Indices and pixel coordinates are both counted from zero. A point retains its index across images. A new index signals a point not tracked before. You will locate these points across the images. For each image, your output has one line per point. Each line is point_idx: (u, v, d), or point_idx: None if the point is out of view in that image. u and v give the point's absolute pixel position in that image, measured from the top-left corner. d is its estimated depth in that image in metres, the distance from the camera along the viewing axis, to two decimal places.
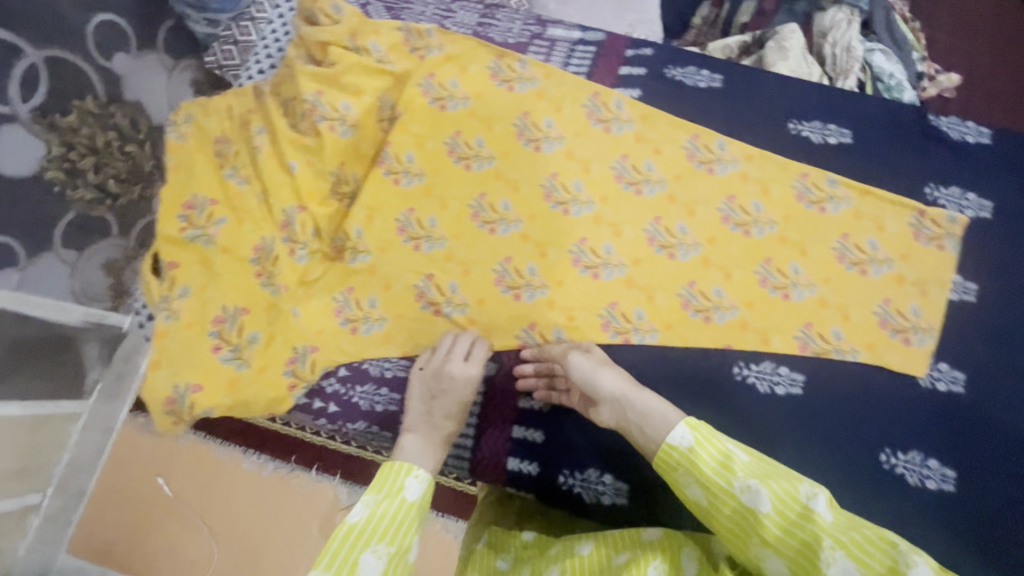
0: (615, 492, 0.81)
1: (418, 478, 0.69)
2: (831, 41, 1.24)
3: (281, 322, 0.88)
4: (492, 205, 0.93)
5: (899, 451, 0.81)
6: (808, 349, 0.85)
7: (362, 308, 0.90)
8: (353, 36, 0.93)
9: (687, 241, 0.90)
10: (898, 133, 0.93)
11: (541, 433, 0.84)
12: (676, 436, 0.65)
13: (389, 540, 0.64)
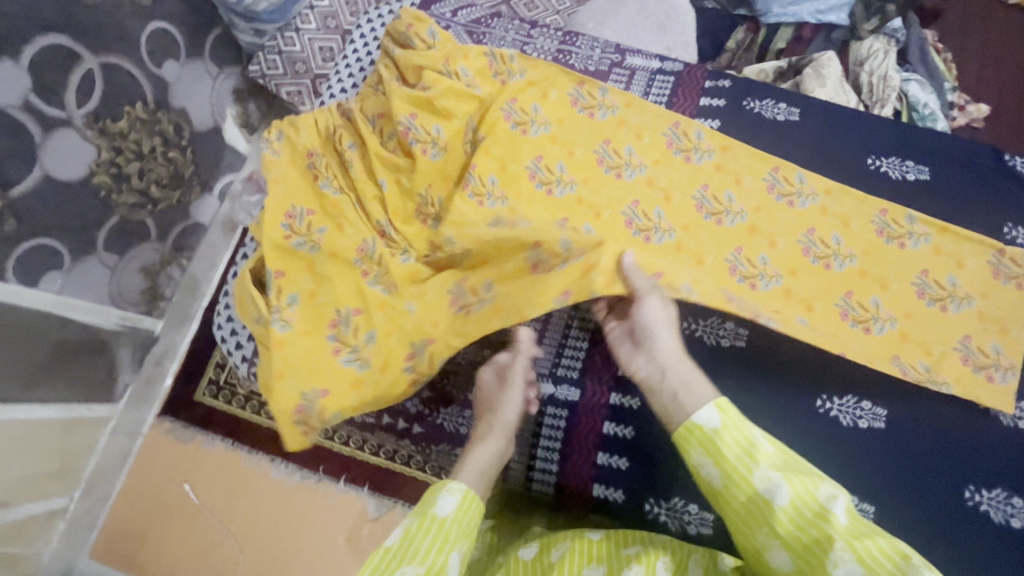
0: (701, 522, 0.80)
1: (451, 493, 0.68)
2: (867, 70, 1.28)
3: (396, 318, 0.90)
4: (574, 228, 0.92)
5: (983, 488, 0.82)
6: (908, 377, 0.85)
7: (477, 294, 0.88)
8: (445, 61, 0.95)
9: (768, 271, 0.91)
10: (973, 172, 0.96)
11: (626, 461, 0.84)
12: (703, 416, 0.64)
13: (420, 561, 0.62)
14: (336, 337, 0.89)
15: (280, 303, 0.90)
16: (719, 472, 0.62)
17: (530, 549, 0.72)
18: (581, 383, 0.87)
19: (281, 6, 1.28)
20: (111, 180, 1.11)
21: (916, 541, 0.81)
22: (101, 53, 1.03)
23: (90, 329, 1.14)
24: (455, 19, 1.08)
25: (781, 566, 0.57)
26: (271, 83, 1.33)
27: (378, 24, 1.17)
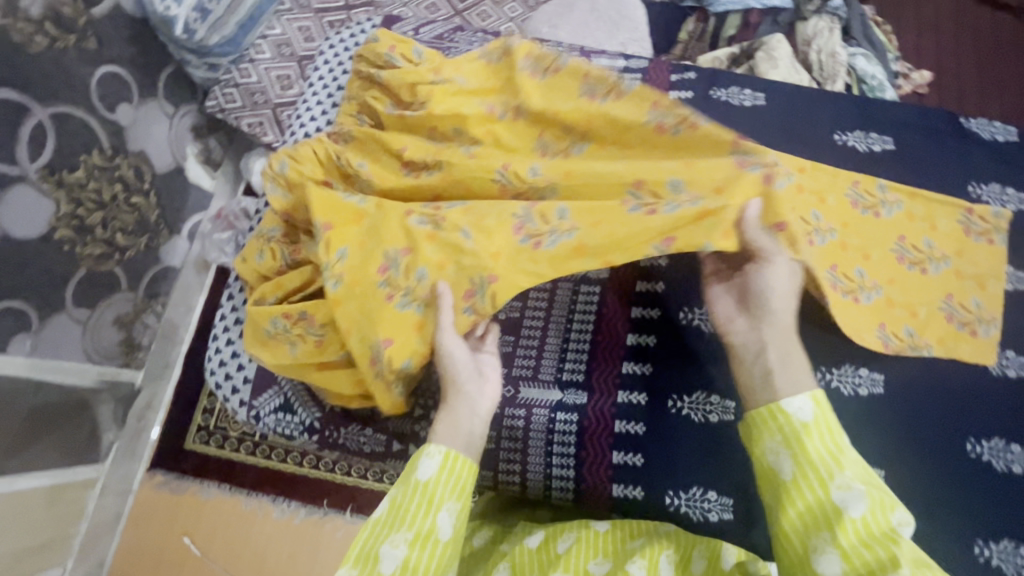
0: (722, 508, 0.82)
1: (430, 456, 0.65)
2: (816, 49, 1.32)
3: (454, 247, 0.76)
4: (655, 189, 0.74)
5: (983, 439, 0.85)
6: (888, 348, 0.87)
7: (548, 222, 0.75)
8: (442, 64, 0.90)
9: None
10: (933, 137, 1.00)
11: (641, 457, 0.84)
12: (797, 406, 0.62)
13: (409, 527, 0.61)
14: (386, 283, 0.77)
15: (330, 257, 0.80)
16: (793, 464, 0.60)
17: (535, 537, 0.78)
18: (585, 386, 0.88)
19: (232, 39, 1.26)
20: (74, 233, 1.07)
21: (924, 498, 0.83)
22: (50, 103, 1.00)
23: (66, 390, 1.10)
24: (418, 36, 1.09)
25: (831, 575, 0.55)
26: (230, 116, 1.32)
27: (341, 49, 1.13)
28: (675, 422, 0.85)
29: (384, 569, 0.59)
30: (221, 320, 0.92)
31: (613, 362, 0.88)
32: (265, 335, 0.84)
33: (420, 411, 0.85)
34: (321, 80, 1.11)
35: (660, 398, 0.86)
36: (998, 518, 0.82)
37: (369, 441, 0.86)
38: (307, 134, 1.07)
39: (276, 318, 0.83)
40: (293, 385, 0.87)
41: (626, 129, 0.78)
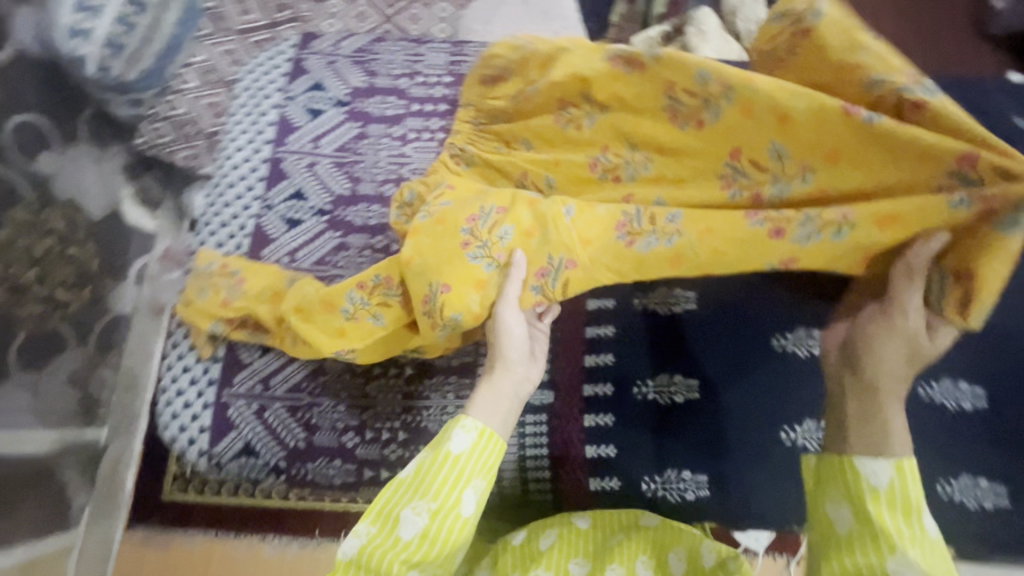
0: (697, 486, 0.84)
1: (465, 430, 0.66)
2: (742, 19, 1.34)
3: (552, 223, 0.70)
4: (756, 160, 0.67)
5: (932, 381, 0.85)
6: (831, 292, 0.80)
7: (654, 223, 0.69)
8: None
9: (784, 172, 0.66)
10: None
11: (613, 448, 0.84)
12: (877, 471, 0.61)
13: (432, 497, 0.63)
14: (469, 231, 0.72)
15: (433, 205, 0.78)
16: (852, 519, 0.62)
17: (519, 535, 0.81)
18: (550, 384, 0.89)
19: (149, 72, 1.28)
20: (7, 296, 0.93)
21: None
22: None
23: (21, 460, 1.03)
24: (340, 50, 1.04)
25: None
26: (162, 150, 1.34)
27: (257, 68, 1.04)
28: (643, 408, 0.86)
29: (403, 534, 0.62)
30: (168, 370, 0.87)
31: (575, 356, 0.89)
32: (335, 324, 0.79)
33: (388, 435, 0.85)
34: (239, 103, 1.01)
35: (625, 385, 0.87)
36: (958, 455, 0.84)
37: (338, 473, 0.84)
38: (234, 164, 0.97)
39: (352, 291, 0.78)
40: (253, 428, 0.85)
41: (790, 94, 0.63)
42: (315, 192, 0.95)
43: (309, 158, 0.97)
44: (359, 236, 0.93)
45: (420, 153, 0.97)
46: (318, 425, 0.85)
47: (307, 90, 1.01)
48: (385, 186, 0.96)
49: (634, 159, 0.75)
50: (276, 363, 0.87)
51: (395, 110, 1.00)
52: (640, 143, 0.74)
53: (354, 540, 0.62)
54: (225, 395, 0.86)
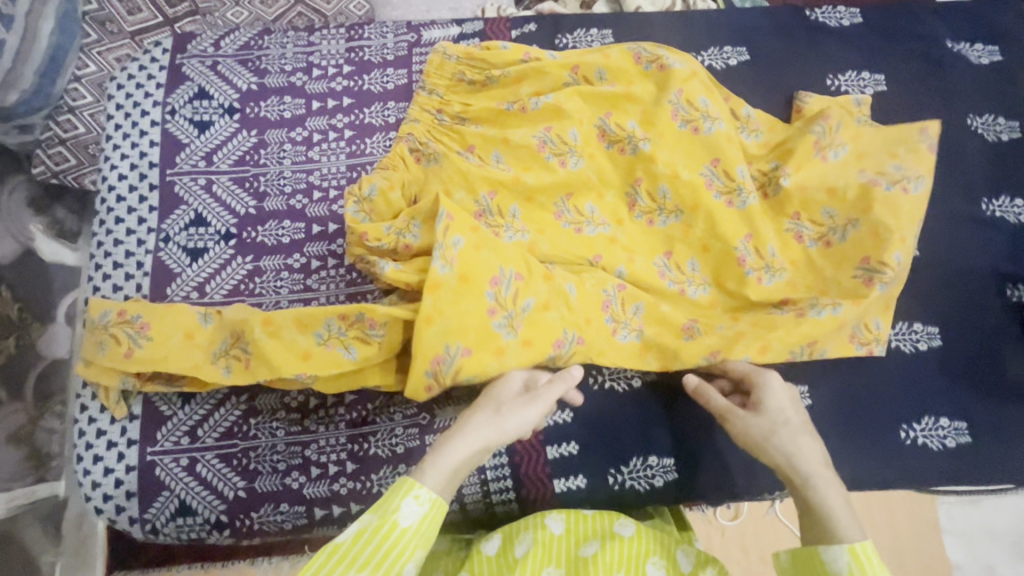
0: (665, 471, 0.80)
1: (418, 499, 0.60)
2: None
3: (559, 295, 0.76)
4: (679, 264, 0.84)
5: (888, 326, 0.86)
6: (745, 262, 0.82)
7: (626, 312, 0.81)
8: (682, 91, 0.85)
9: (697, 278, 0.84)
10: (787, 35, 0.97)
11: (575, 445, 0.80)
12: (834, 556, 0.61)
13: (371, 572, 0.56)
14: (495, 297, 0.72)
15: (444, 240, 0.72)
16: None
17: (492, 543, 0.76)
18: None
19: (39, 90, 1.04)
20: None
21: (846, 397, 0.84)
22: None
23: None
24: (221, 50, 0.92)
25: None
26: (69, 177, 1.09)
27: (127, 81, 0.91)
28: (601, 398, 0.82)
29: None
30: (81, 438, 0.78)
31: None
32: (301, 344, 0.74)
33: (336, 469, 0.78)
34: (114, 124, 0.89)
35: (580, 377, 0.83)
36: (914, 398, 0.83)
37: (287, 516, 0.78)
38: (119, 195, 0.86)
39: (331, 318, 0.74)
40: (185, 484, 0.77)
41: (715, 234, 0.83)
42: (216, 214, 0.85)
43: (204, 177, 0.87)
44: (272, 258, 0.84)
45: (328, 157, 0.88)
46: (257, 469, 0.78)
47: (190, 100, 0.89)
48: (294, 198, 0.87)
49: (595, 218, 0.85)
50: (201, 410, 0.79)
51: (293, 111, 0.90)
52: (602, 211, 0.85)
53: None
54: (149, 454, 0.78)
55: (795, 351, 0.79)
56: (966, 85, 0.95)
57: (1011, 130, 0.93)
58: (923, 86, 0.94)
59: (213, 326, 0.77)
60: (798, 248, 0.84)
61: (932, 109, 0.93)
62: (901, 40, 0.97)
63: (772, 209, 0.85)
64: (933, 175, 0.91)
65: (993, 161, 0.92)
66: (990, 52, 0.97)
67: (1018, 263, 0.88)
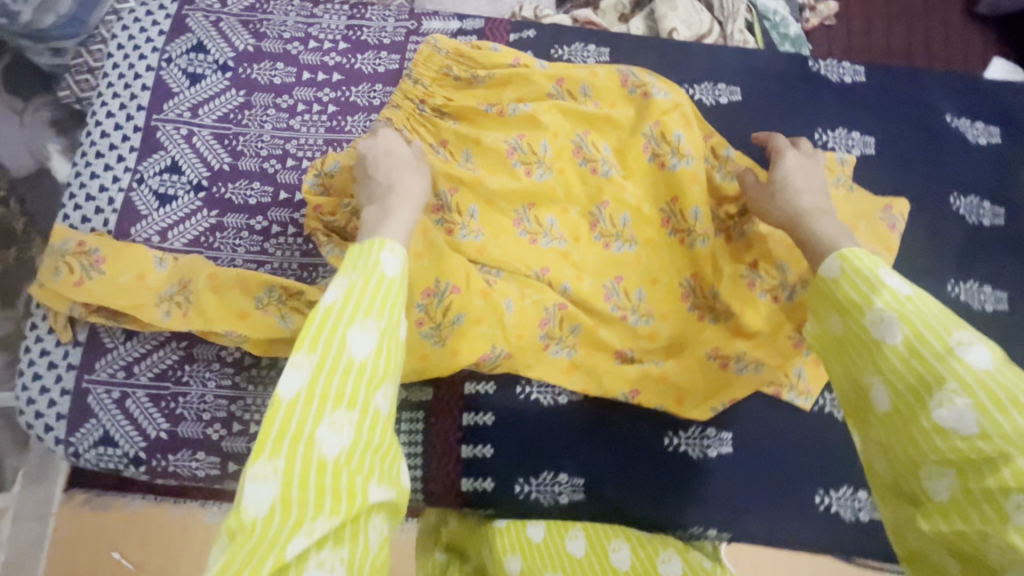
0: (572, 489, 0.82)
1: (392, 252, 0.59)
2: None
3: (493, 312, 0.78)
4: (627, 291, 0.84)
5: (828, 391, 0.85)
6: (689, 300, 0.85)
7: (563, 328, 0.82)
8: (658, 123, 0.85)
9: (642, 308, 0.84)
10: (786, 82, 0.96)
11: (491, 448, 0.82)
12: (828, 267, 0.58)
13: (378, 315, 0.55)
14: (423, 308, 0.78)
15: None
16: (838, 319, 0.57)
17: None
18: (433, 381, 0.84)
19: (74, 17, 1.06)
20: None
21: (770, 453, 0.83)
22: None
23: None
24: (226, 7, 0.95)
25: (879, 405, 0.53)
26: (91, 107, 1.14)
27: (131, 22, 0.94)
28: (525, 408, 0.83)
29: (355, 353, 0.53)
30: (25, 354, 0.82)
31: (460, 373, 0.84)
32: (239, 305, 0.75)
33: (257, 428, 0.81)
34: (111, 62, 0.92)
35: (509, 384, 0.83)
36: (837, 467, 0.83)
37: (202, 465, 0.80)
38: (104, 130, 0.89)
39: (273, 286, 0.76)
40: (112, 417, 0.80)
41: (662, 265, 0.85)
42: (192, 165, 0.88)
43: (186, 128, 0.89)
44: (236, 216, 0.87)
45: (307, 128, 0.90)
46: (182, 415, 0.81)
47: (187, 51, 0.92)
48: (267, 162, 0.89)
49: (554, 231, 0.85)
50: (142, 348, 0.82)
51: (284, 78, 0.92)
52: (562, 224, 0.86)
53: (296, 375, 0.51)
54: (85, 381, 0.81)
55: (715, 408, 0.82)
56: (959, 162, 0.93)
57: (994, 216, 0.91)
58: (914, 156, 0.93)
59: (167, 271, 0.80)
60: (750, 299, 0.83)
61: (920, 180, 0.92)
62: (900, 107, 0.95)
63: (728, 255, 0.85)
64: (907, 247, 0.90)
65: (970, 244, 0.90)
66: (990, 133, 0.95)
67: None
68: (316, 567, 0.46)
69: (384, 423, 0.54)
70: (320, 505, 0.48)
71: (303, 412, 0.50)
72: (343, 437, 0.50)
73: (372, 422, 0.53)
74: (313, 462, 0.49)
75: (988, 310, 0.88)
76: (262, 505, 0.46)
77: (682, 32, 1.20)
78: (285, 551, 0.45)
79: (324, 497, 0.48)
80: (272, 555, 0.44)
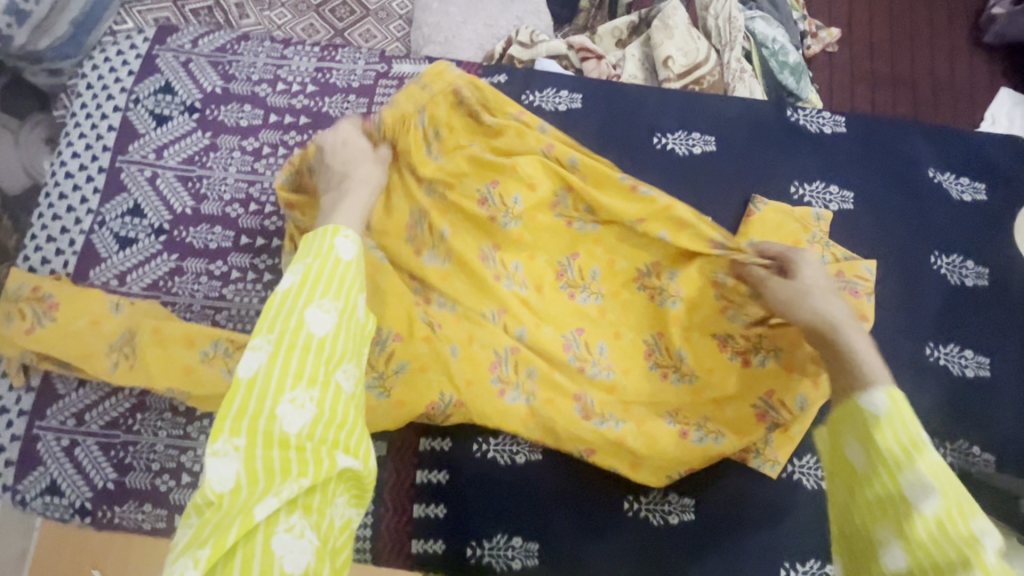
0: (526, 554, 0.79)
1: (347, 239, 0.57)
2: (713, 14, 1.26)
3: (440, 357, 0.76)
4: (588, 343, 0.82)
5: (794, 457, 0.82)
6: (651, 358, 0.82)
7: (518, 372, 0.78)
8: (642, 220, 0.82)
9: (602, 360, 0.81)
10: (763, 131, 0.94)
11: (444, 508, 0.80)
12: (868, 399, 0.53)
13: (335, 296, 0.53)
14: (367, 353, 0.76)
15: None
16: (862, 452, 0.52)
17: None
18: (386, 436, 0.82)
19: (72, 39, 1.02)
20: None
21: (733, 521, 0.80)
22: None
23: None
24: (197, 48, 0.95)
25: (887, 564, 0.48)
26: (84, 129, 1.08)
27: (102, 62, 0.94)
28: (480, 467, 0.81)
29: (315, 331, 0.51)
30: None
31: (416, 430, 0.82)
32: (183, 360, 0.74)
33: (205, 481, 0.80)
34: (79, 101, 0.91)
35: (465, 440, 0.82)
36: (802, 539, 0.80)
37: (148, 517, 0.78)
38: (68, 171, 0.89)
39: (220, 338, 0.75)
40: (61, 466, 0.79)
41: (626, 321, 0.83)
42: (154, 208, 0.87)
43: (150, 170, 0.89)
44: (196, 261, 0.86)
45: (272, 172, 0.89)
46: (131, 465, 0.80)
47: (154, 92, 0.92)
48: (230, 206, 0.88)
49: (517, 276, 0.83)
50: (94, 395, 0.81)
51: (250, 120, 0.91)
52: (527, 270, 0.84)
53: (255, 356, 0.48)
54: (36, 428, 0.80)
55: (671, 474, 0.78)
56: (940, 220, 0.90)
57: (978, 276, 0.88)
58: (892, 213, 0.90)
59: (122, 316, 0.79)
60: (718, 366, 0.80)
61: (899, 236, 0.89)
62: (880, 159, 0.93)
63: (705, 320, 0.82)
64: (886, 307, 0.86)
65: (952, 305, 0.87)
66: (976, 189, 0.92)
67: (953, 423, 0.83)
68: (284, 531, 0.44)
69: (347, 400, 0.51)
70: (286, 472, 0.46)
71: (263, 391, 0.47)
72: (304, 414, 0.48)
73: (333, 399, 0.50)
74: (271, 439, 0.46)
75: (969, 376, 0.85)
76: (225, 482, 0.44)
77: (678, 61, 1.16)
78: (253, 511, 0.43)
79: (290, 461, 0.46)
80: (239, 517, 0.43)
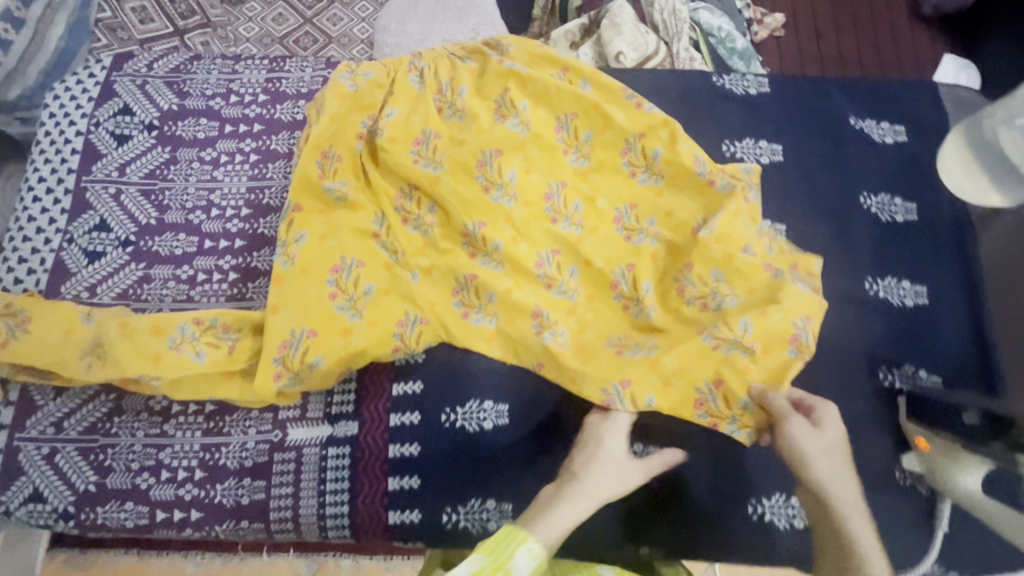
0: (501, 516, 0.81)
1: (530, 553, 0.61)
2: (659, 8, 1.30)
3: (396, 280, 0.84)
4: (559, 264, 0.88)
5: None
6: (617, 287, 0.86)
7: (480, 296, 0.85)
8: (642, 135, 0.92)
9: (569, 282, 0.87)
10: (690, 98, 1.00)
11: (417, 479, 0.82)
12: None
13: None
14: (335, 283, 0.82)
15: (287, 238, 0.83)
16: None
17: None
18: (359, 416, 0.85)
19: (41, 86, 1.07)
20: None
21: (696, 464, 0.83)
22: None
23: None
24: (152, 71, 1.01)
25: None
26: None
27: (62, 92, 0.99)
28: (449, 436, 0.84)
29: None
30: None
31: (381, 412, 0.85)
32: (153, 347, 0.77)
33: (184, 474, 0.82)
34: (43, 129, 0.96)
35: (433, 411, 0.85)
36: (767, 474, 0.82)
37: (130, 515, 0.81)
38: (36, 195, 0.93)
39: (185, 323, 0.79)
40: (43, 474, 0.82)
41: (604, 244, 0.89)
42: (120, 221, 0.92)
43: (115, 187, 0.93)
44: (162, 267, 0.90)
45: (230, 178, 0.94)
46: (111, 466, 0.82)
47: (114, 115, 0.97)
48: (193, 214, 0.92)
49: (508, 186, 0.89)
50: (69, 405, 0.84)
51: (207, 132, 0.96)
52: (518, 182, 0.89)
53: None
54: (16, 440, 0.83)
55: (610, 390, 0.81)
56: (866, 164, 0.96)
57: (907, 212, 0.93)
58: (821, 163, 0.96)
59: (92, 323, 0.82)
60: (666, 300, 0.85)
61: (830, 183, 0.95)
62: (804, 116, 0.99)
63: (670, 258, 0.88)
64: (823, 249, 0.91)
65: (886, 240, 0.92)
66: (896, 132, 0.98)
67: (897, 350, 0.86)
68: None
69: None
70: None
71: None
72: None
73: None
74: None
75: (909, 304, 0.89)
76: None
77: (629, 55, 1.22)
78: None
79: None
80: None
